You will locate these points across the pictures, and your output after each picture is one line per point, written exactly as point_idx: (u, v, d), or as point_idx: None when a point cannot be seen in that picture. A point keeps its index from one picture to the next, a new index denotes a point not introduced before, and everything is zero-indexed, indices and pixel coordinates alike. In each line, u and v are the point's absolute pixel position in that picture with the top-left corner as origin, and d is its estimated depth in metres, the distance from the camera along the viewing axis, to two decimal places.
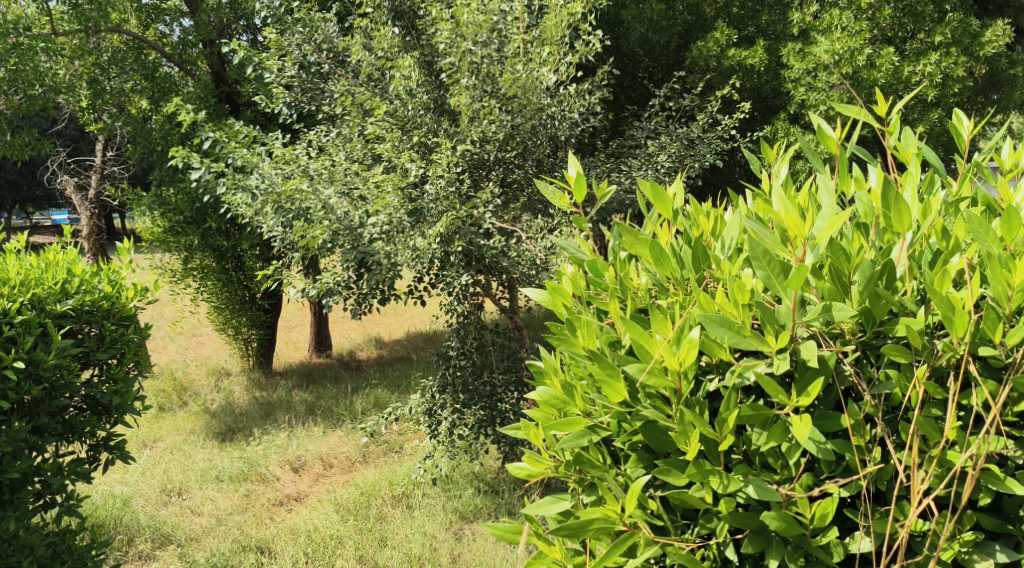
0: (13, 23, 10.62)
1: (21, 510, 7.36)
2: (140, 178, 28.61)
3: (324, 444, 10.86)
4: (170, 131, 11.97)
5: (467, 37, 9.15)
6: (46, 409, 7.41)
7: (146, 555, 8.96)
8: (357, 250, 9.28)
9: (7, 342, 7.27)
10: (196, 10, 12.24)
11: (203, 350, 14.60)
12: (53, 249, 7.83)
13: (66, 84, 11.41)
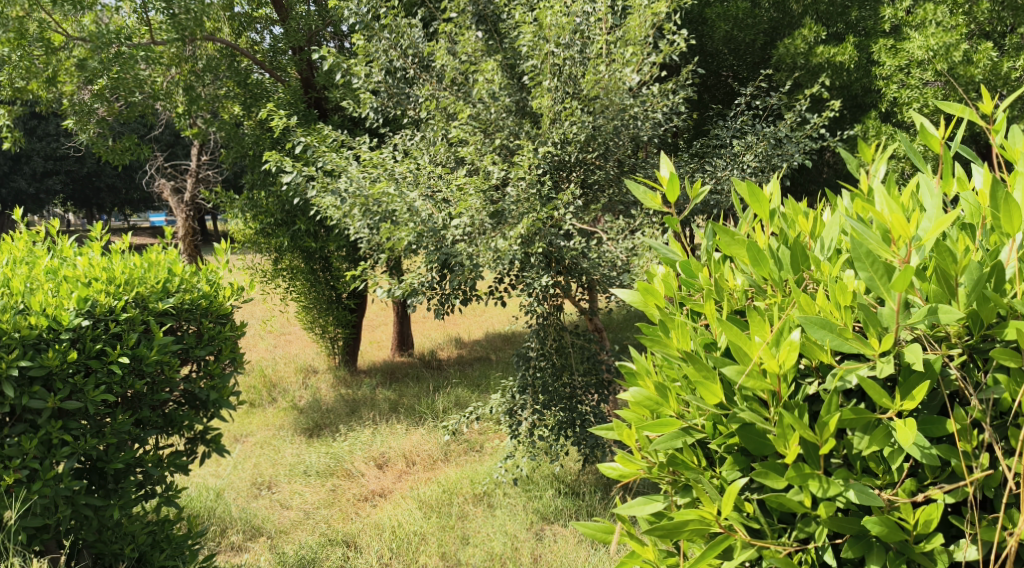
0: (116, 33, 10.86)
1: (124, 500, 7.58)
2: (233, 181, 28.88)
3: (407, 440, 10.91)
4: (262, 137, 12.16)
5: (551, 39, 9.16)
6: (148, 403, 7.65)
7: (238, 546, 9.13)
8: (440, 251, 9.43)
9: (113, 338, 7.49)
10: (285, 18, 12.56)
11: (291, 347, 14.77)
12: (155, 249, 8.11)
13: (164, 90, 11.78)
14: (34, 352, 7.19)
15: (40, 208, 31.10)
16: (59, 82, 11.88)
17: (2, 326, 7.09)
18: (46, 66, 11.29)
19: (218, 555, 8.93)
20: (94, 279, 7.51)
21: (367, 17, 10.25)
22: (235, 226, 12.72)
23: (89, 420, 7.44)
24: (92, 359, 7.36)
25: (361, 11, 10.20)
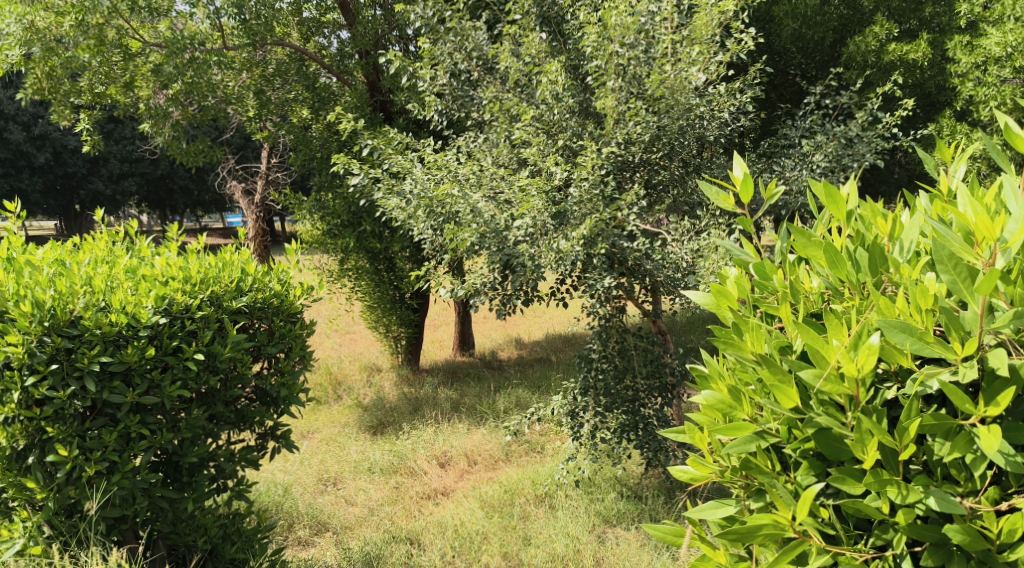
0: (190, 39, 11.11)
1: (197, 493, 7.91)
2: (303, 184, 28.34)
3: (469, 440, 10.93)
4: (330, 139, 12.40)
5: (615, 39, 9.12)
6: (222, 399, 7.98)
7: (305, 541, 9.25)
8: (502, 252, 9.45)
9: (188, 335, 7.84)
10: (352, 23, 12.62)
11: (357, 346, 14.80)
12: (229, 250, 8.43)
13: (235, 95, 12.08)
14: (114, 348, 7.57)
15: (114, 207, 31.32)
16: (136, 87, 12.07)
17: (85, 323, 7.48)
18: (123, 72, 11.78)
19: (285, 549, 9.06)
20: (171, 279, 7.85)
21: (434, 21, 10.55)
22: (303, 227, 12.97)
23: (165, 415, 7.81)
24: (168, 356, 7.72)
25: (427, 15, 10.52)
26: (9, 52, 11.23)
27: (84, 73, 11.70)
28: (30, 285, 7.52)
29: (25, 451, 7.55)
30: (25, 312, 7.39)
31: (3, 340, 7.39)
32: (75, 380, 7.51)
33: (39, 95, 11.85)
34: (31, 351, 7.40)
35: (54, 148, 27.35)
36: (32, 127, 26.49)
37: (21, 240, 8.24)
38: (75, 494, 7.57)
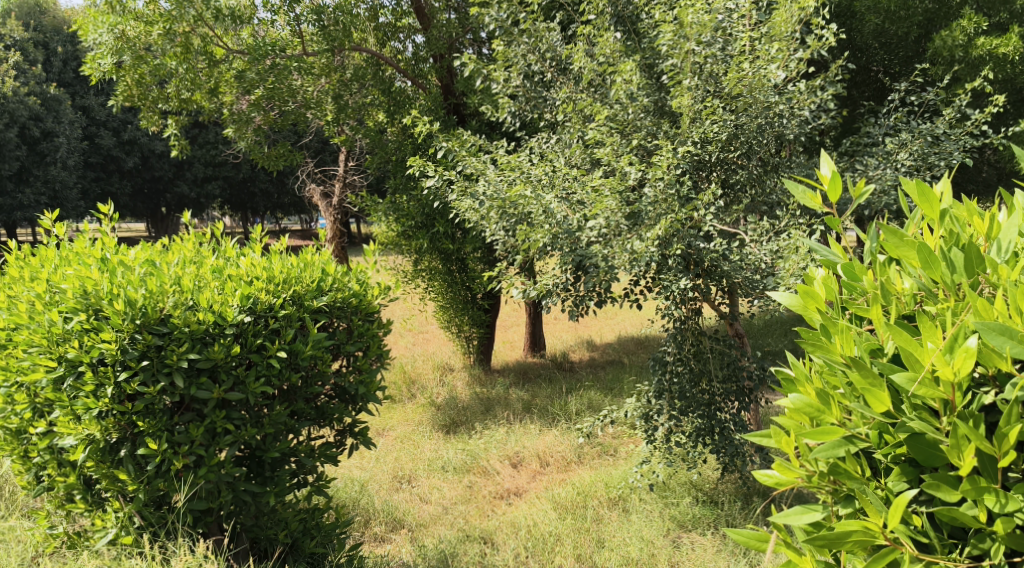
0: (271, 46, 11.52)
1: (280, 487, 8.10)
2: (380, 187, 28.02)
3: (541, 441, 10.86)
4: (405, 142, 12.59)
5: (692, 37, 9.11)
6: (303, 396, 8.18)
7: (381, 537, 9.33)
8: (575, 253, 9.47)
9: (272, 333, 8.07)
10: (427, 28, 12.80)
11: (430, 346, 14.83)
12: (310, 251, 8.59)
13: (315, 100, 12.26)
14: (201, 346, 7.84)
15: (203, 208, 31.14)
16: (220, 93, 12.45)
17: (174, 321, 7.75)
18: (209, 78, 11.94)
19: (362, 545, 9.15)
20: (256, 279, 8.07)
21: (508, 23, 10.85)
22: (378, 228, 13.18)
23: (249, 410, 8.01)
24: (253, 353, 7.96)
25: (502, 17, 10.85)
26: (101, 61, 11.69)
27: (170, 78, 11.80)
28: (122, 283, 7.81)
29: (117, 443, 7.85)
30: (117, 311, 7.68)
31: (96, 336, 7.69)
32: (165, 376, 7.78)
33: (129, 102, 12.19)
34: (124, 348, 7.70)
35: (143, 153, 27.32)
36: (122, 133, 26.58)
37: (113, 241, 8.64)
38: (164, 486, 7.85)
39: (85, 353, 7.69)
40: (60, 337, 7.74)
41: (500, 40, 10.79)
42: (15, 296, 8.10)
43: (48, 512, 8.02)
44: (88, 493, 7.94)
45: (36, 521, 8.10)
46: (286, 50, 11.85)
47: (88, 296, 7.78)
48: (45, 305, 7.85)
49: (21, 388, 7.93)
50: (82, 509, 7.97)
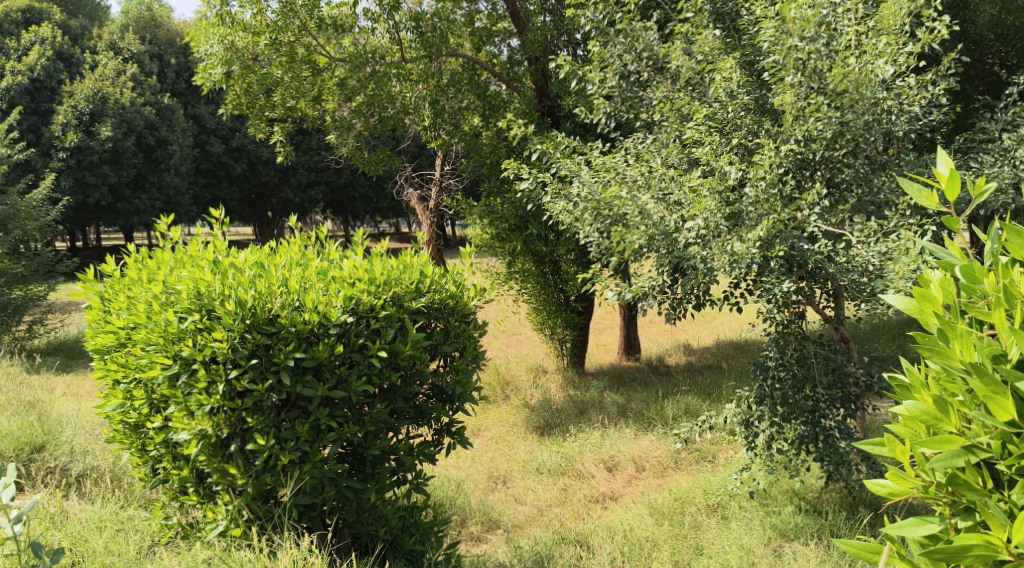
0: (371, 54, 11.67)
1: (380, 484, 8.17)
2: (476, 191, 28.06)
3: (637, 446, 10.69)
4: (500, 146, 12.69)
5: (795, 33, 8.87)
6: (402, 395, 8.20)
7: (477, 537, 9.30)
8: (673, 255, 9.35)
9: (373, 333, 8.10)
10: (522, 30, 12.79)
11: (523, 347, 14.78)
12: (408, 253, 8.56)
13: (412, 105, 12.35)
14: (307, 345, 7.93)
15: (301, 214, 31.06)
16: (323, 101, 12.57)
17: (281, 322, 7.86)
18: (312, 87, 12.25)
19: (459, 544, 9.13)
20: (357, 279, 8.12)
21: (604, 23, 10.71)
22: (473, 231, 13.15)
23: (350, 409, 8.07)
24: (355, 352, 8.01)
25: (598, 18, 10.71)
26: (211, 72, 11.75)
27: (276, 87, 12.11)
28: (232, 284, 7.94)
29: (227, 438, 7.93)
30: (228, 311, 7.82)
31: (209, 336, 7.83)
32: (273, 374, 7.89)
33: (237, 111, 12.36)
34: (235, 347, 7.84)
35: (249, 160, 27.99)
36: (230, 140, 27.12)
37: (224, 244, 8.64)
38: (271, 481, 7.92)
39: (198, 352, 7.82)
40: (175, 336, 7.89)
41: (596, 41, 10.70)
42: (133, 297, 8.27)
43: (162, 503, 8.24)
44: (200, 486, 8.03)
45: (153, 512, 8.38)
46: (385, 58, 12.02)
47: (201, 297, 7.91)
48: (161, 306, 8.00)
49: (139, 384, 8.09)
50: (194, 502, 8.07)
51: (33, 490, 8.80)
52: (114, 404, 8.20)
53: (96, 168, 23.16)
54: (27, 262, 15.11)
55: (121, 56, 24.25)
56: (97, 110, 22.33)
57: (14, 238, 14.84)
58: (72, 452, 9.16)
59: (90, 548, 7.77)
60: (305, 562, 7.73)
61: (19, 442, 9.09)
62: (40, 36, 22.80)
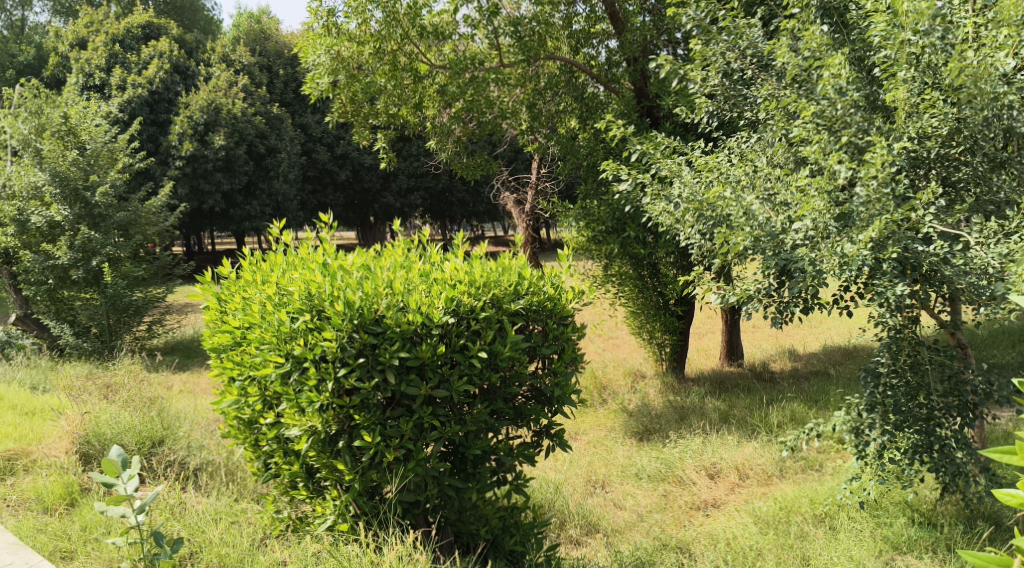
0: (471, 60, 11.82)
1: (481, 484, 8.07)
2: (571, 193, 27.91)
3: (740, 453, 10.38)
4: (597, 147, 12.44)
5: (908, 26, 8.55)
6: (502, 395, 8.08)
7: (576, 540, 9.13)
8: (779, 257, 9.06)
9: (474, 334, 8.01)
10: (621, 32, 12.60)
11: (620, 351, 14.53)
12: (507, 255, 8.37)
13: (510, 110, 12.47)
14: (411, 344, 7.87)
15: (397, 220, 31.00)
16: (424, 108, 12.56)
17: (387, 322, 7.80)
18: (413, 93, 12.15)
19: (558, 547, 8.97)
20: (458, 281, 8.03)
21: (707, 21, 10.43)
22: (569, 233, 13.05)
23: (452, 408, 8.00)
24: (457, 352, 7.93)
25: (699, 16, 10.43)
26: (319, 81, 11.96)
27: (380, 95, 12.15)
28: (341, 285, 7.90)
29: (336, 434, 7.94)
30: (337, 311, 7.78)
31: (319, 336, 7.81)
32: (379, 373, 7.83)
33: (343, 119, 12.56)
34: (343, 347, 7.80)
35: (353, 166, 27.88)
36: (335, 148, 27.18)
37: (333, 247, 8.56)
38: (377, 477, 7.92)
39: (309, 351, 7.81)
40: (288, 335, 7.90)
41: (699, 39, 10.47)
42: (248, 298, 8.28)
43: (273, 498, 8.23)
44: (309, 481, 8.07)
45: (265, 505, 8.48)
46: (484, 63, 12.16)
47: (313, 298, 7.89)
48: (274, 306, 8.01)
49: (254, 382, 8.10)
50: (304, 496, 8.11)
51: (155, 484, 8.79)
52: (229, 400, 8.22)
53: (210, 176, 23.65)
54: (146, 264, 15.30)
55: (232, 68, 24.82)
56: (211, 120, 22.91)
57: (137, 242, 15.12)
58: (189, 447, 9.32)
59: (207, 539, 7.91)
60: (410, 558, 7.73)
61: (141, 436, 9.09)
62: (158, 50, 23.56)
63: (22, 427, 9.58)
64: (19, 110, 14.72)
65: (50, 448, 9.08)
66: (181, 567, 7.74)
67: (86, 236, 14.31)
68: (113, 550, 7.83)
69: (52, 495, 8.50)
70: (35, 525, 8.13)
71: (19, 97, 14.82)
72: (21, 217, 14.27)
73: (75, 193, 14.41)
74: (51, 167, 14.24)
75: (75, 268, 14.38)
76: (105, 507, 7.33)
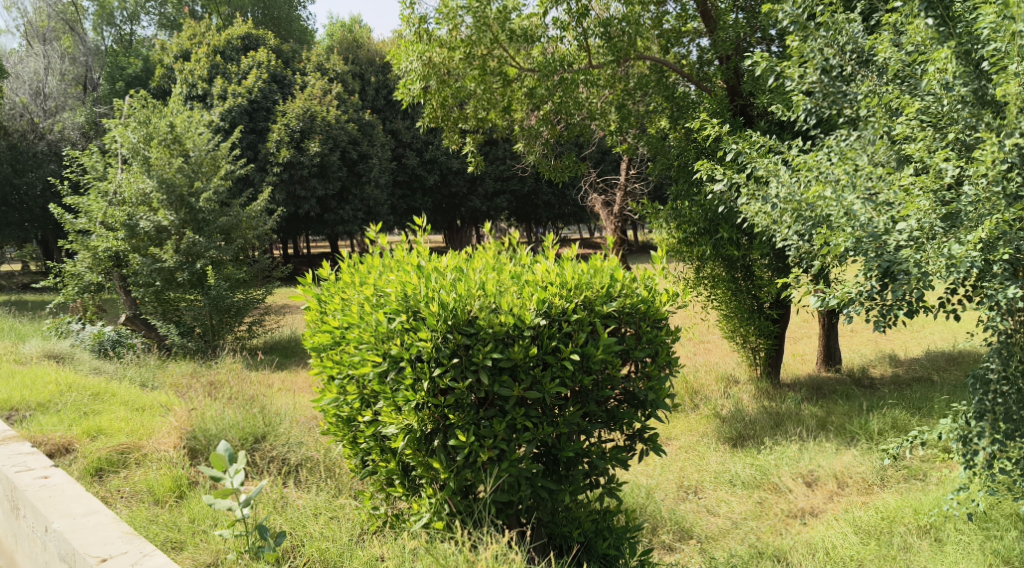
0: (560, 61, 11.75)
1: (575, 486, 7.92)
2: (661, 193, 27.58)
3: (839, 461, 10.06)
4: (687, 147, 12.18)
5: (1019, 18, 8.16)
6: (595, 398, 7.91)
7: (669, 546, 8.92)
8: (882, 259, 8.66)
9: (566, 336, 7.85)
10: (713, 30, 12.37)
11: (712, 355, 14.24)
12: (599, 257, 8.19)
13: (599, 111, 12.34)
14: (504, 345, 7.74)
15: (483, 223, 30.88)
16: (513, 111, 12.50)
17: (480, 322, 7.69)
18: (503, 97, 12.21)
19: (651, 552, 8.78)
20: (550, 283, 7.89)
21: (803, 18, 10.09)
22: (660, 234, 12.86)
23: (545, 410, 7.85)
24: (549, 354, 7.78)
25: (797, 12, 10.07)
26: (410, 87, 11.96)
27: (469, 100, 12.15)
28: (436, 286, 7.81)
29: (431, 433, 7.86)
30: (432, 312, 7.69)
31: (415, 336, 7.72)
32: (472, 373, 7.73)
33: (433, 124, 12.37)
34: (438, 346, 7.70)
35: (441, 171, 27.87)
36: (424, 153, 27.22)
37: (426, 249, 8.48)
38: (471, 477, 7.81)
39: (405, 350, 7.72)
40: (385, 335, 7.82)
41: (796, 36, 10.18)
42: (347, 299, 8.23)
43: (370, 494, 8.16)
44: (405, 478, 8.00)
45: (363, 501, 8.36)
46: (572, 64, 12.03)
47: (408, 299, 7.82)
48: (372, 307, 7.95)
49: (352, 380, 8.06)
50: (400, 494, 8.04)
51: (258, 478, 8.89)
52: (328, 397, 8.17)
53: (306, 181, 23.83)
54: (246, 267, 15.43)
55: (326, 77, 25.26)
56: (306, 127, 23.23)
57: (238, 247, 15.33)
58: (289, 443, 9.25)
59: (309, 533, 7.87)
60: (505, 558, 7.55)
61: (245, 432, 9.22)
62: (256, 60, 24.25)
63: (133, 422, 9.62)
64: (128, 121, 14.90)
65: (159, 442, 9.12)
66: (284, 561, 7.67)
67: (192, 240, 14.54)
68: (219, 541, 7.80)
69: (163, 487, 8.54)
70: (148, 516, 8.15)
71: (126, 108, 14.96)
72: (131, 222, 14.34)
73: (181, 200, 14.70)
74: (158, 175, 14.48)
75: (181, 270, 14.52)
76: (212, 499, 7.34)
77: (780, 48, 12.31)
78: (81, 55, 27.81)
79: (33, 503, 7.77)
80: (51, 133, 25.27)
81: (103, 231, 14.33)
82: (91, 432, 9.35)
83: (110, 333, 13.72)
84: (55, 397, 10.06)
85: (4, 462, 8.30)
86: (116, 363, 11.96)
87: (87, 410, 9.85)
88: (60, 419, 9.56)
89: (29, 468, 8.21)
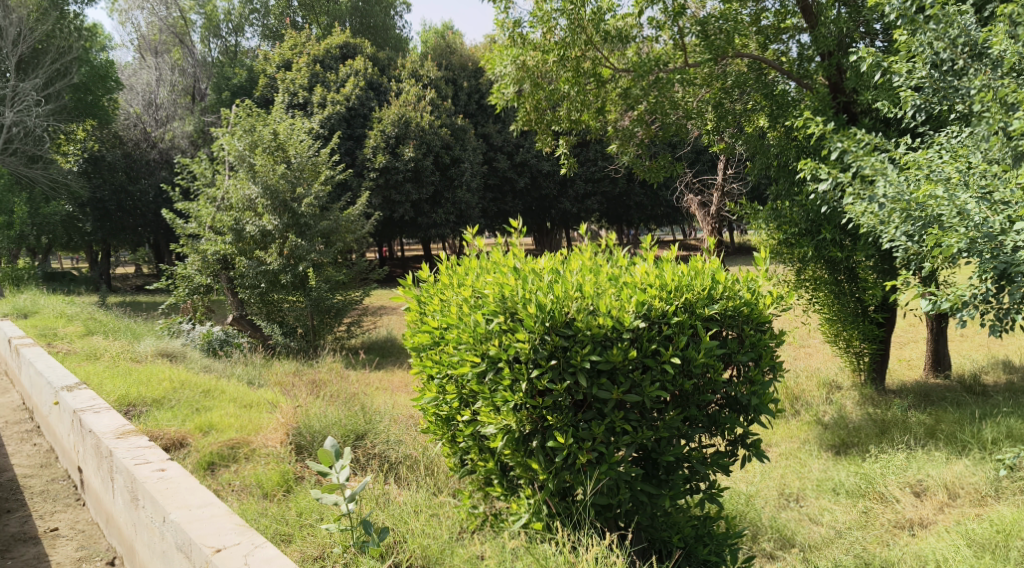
0: (655, 61, 11.59)
1: (675, 491, 7.70)
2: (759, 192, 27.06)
3: (949, 470, 9.61)
4: (788, 145, 11.86)
5: None
6: (696, 402, 7.68)
7: (771, 554, 8.69)
8: (998, 260, 8.34)
9: (666, 339, 7.64)
10: (814, 25, 11.96)
11: (813, 360, 13.86)
12: (700, 258, 7.94)
13: (695, 109, 12.08)
14: (602, 347, 7.56)
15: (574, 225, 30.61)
16: (607, 111, 12.22)
17: (578, 324, 7.53)
18: (597, 98, 11.94)
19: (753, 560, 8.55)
20: (649, 285, 7.67)
21: (911, 11, 9.75)
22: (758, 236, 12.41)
23: (644, 414, 7.65)
24: (648, 358, 7.57)
25: (903, 5, 9.75)
26: (504, 90, 11.84)
27: (563, 101, 11.90)
28: (534, 288, 7.66)
29: (529, 434, 7.72)
30: (530, 313, 7.55)
31: (513, 337, 7.59)
32: (570, 375, 7.57)
33: (527, 126, 12.18)
34: (536, 348, 7.56)
35: (532, 174, 27.76)
36: (515, 156, 27.28)
37: (523, 251, 8.33)
38: (570, 479, 7.65)
39: (504, 351, 7.60)
40: (483, 336, 7.71)
41: (904, 30, 9.80)
42: (446, 299, 8.12)
43: (468, 493, 8.05)
44: (503, 478, 7.89)
45: (462, 500, 8.24)
46: (667, 64, 11.85)
47: (506, 300, 7.68)
48: (471, 308, 7.84)
49: (451, 379, 7.95)
50: (498, 494, 7.92)
51: (361, 475, 8.86)
52: (428, 397, 8.08)
53: (401, 186, 23.95)
54: (346, 269, 15.46)
55: (420, 82, 25.28)
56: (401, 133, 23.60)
57: (336, 250, 15.21)
58: (389, 440, 9.15)
59: (411, 529, 7.69)
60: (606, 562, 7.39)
61: (346, 428, 9.16)
62: (354, 68, 24.67)
63: (242, 418, 9.66)
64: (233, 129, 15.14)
65: (267, 438, 9.16)
66: (386, 558, 7.50)
67: (294, 243, 14.59)
68: (325, 535, 7.75)
69: (271, 481, 8.53)
70: (258, 509, 8.14)
71: (232, 116, 15.21)
72: (238, 227, 14.55)
73: (284, 205, 14.70)
74: (263, 181, 14.60)
75: (284, 273, 14.64)
76: (319, 495, 7.29)
77: (886, 42, 11.96)
78: (189, 67, 28.46)
79: (152, 494, 7.66)
80: (162, 143, 25.67)
81: (211, 235, 14.54)
82: (203, 427, 9.39)
83: (218, 333, 13.99)
84: (169, 393, 10.10)
85: (120, 452, 8.12)
86: (225, 363, 11.99)
87: (199, 407, 9.90)
88: (173, 414, 9.60)
89: (147, 460, 8.02)
